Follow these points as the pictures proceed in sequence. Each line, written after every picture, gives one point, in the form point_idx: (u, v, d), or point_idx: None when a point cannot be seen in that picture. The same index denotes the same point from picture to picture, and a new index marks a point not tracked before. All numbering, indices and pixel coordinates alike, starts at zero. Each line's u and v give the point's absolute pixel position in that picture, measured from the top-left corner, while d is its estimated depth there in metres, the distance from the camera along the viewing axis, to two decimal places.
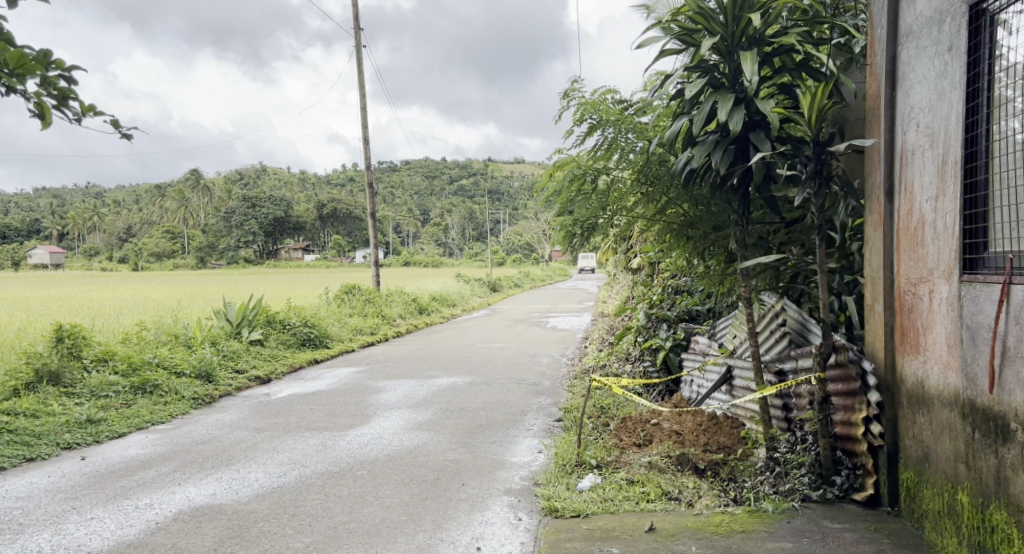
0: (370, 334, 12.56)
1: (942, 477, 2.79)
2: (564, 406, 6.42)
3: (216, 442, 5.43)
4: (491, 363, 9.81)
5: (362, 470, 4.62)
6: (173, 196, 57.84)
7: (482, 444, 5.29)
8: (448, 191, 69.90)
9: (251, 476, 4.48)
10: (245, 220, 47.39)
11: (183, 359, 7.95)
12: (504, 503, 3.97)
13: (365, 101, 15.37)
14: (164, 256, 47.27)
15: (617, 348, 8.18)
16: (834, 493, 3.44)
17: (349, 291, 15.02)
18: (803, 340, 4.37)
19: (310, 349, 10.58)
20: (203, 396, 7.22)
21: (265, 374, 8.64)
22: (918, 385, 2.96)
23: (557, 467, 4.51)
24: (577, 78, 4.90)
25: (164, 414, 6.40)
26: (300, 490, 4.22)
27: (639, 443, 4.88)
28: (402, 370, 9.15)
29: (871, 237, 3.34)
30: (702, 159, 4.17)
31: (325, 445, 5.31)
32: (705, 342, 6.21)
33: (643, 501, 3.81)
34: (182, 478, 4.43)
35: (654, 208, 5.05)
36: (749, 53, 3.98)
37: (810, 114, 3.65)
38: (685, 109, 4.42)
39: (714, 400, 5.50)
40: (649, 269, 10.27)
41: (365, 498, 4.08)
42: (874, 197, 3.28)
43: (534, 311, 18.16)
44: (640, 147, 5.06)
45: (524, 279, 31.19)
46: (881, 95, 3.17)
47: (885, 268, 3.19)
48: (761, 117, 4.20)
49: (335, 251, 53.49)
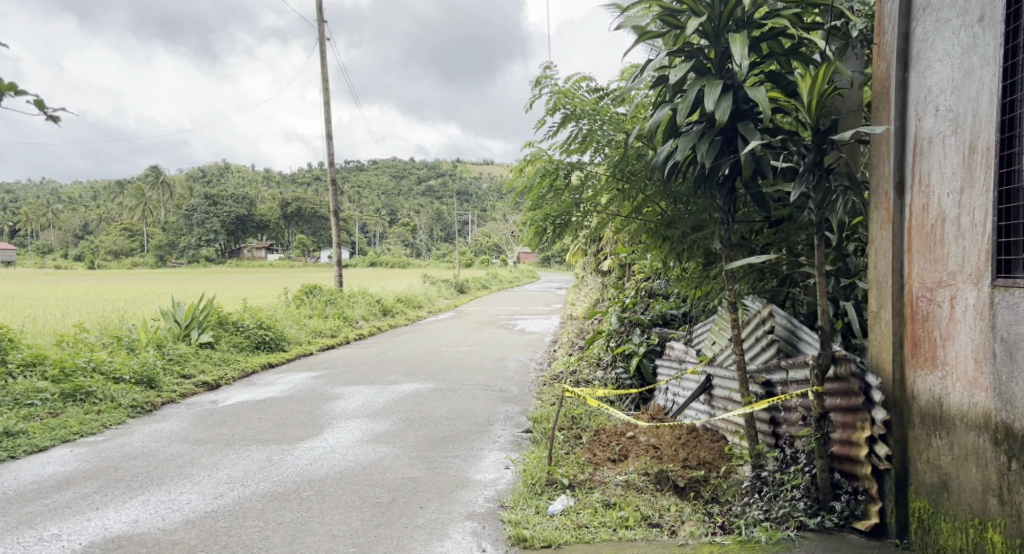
0: (330, 337, 12.02)
1: (966, 509, 2.48)
2: (533, 416, 6.02)
3: (149, 457, 4.90)
4: (457, 367, 9.38)
5: (309, 491, 4.16)
6: (131, 192, 56.03)
7: (444, 460, 4.86)
8: (415, 192, 69.14)
9: (182, 498, 4.00)
10: (206, 218, 46.12)
11: (123, 363, 7.34)
12: (466, 530, 3.57)
13: (327, 94, 14.79)
14: (121, 254, 45.82)
15: (588, 353, 7.85)
16: (833, 521, 3.07)
17: (310, 291, 14.40)
18: (793, 348, 4.02)
19: (264, 352, 10.02)
20: (142, 404, 6.64)
21: (213, 379, 8.07)
22: (933, 403, 2.64)
23: (525, 486, 4.11)
24: (550, 64, 4.58)
25: (95, 424, 5.84)
26: (235, 514, 3.76)
27: (614, 458, 4.53)
28: (362, 375, 8.65)
29: (876, 237, 3.00)
30: (686, 151, 3.82)
31: (270, 461, 4.82)
32: (681, 348, 5.89)
33: (621, 528, 3.43)
34: (103, 501, 3.95)
35: (630, 206, 4.73)
36: (739, 35, 3.64)
37: (809, 99, 3.28)
38: (667, 97, 4.05)
39: (692, 411, 5.17)
40: (620, 271, 9.97)
41: (310, 525, 3.65)
42: (880, 191, 2.96)
43: (502, 313, 17.80)
44: (618, 139, 4.68)
45: (492, 280, 30.75)
46: (891, 76, 2.84)
47: (894, 271, 2.86)
48: (749, 107, 3.87)
49: (299, 252, 52.30)
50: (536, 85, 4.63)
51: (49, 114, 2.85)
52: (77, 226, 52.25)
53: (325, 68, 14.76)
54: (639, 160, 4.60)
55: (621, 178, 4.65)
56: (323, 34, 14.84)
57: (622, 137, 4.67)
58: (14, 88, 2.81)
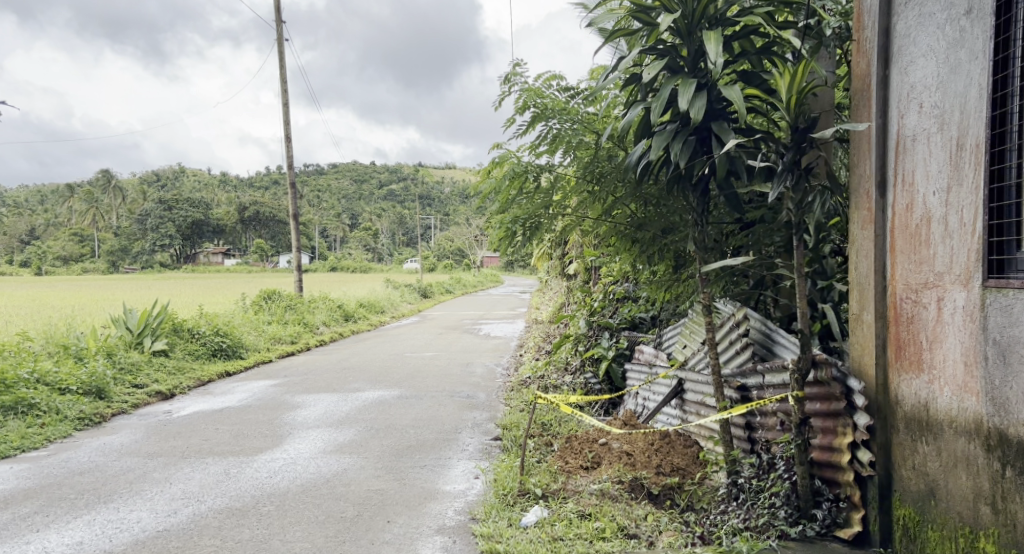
0: (290, 344, 11.70)
1: (955, 519, 2.49)
2: (502, 423, 5.88)
3: (96, 472, 4.62)
4: (422, 373, 9.18)
5: (269, 506, 3.95)
6: (82, 195, 54.27)
7: (411, 470, 4.68)
8: (377, 196, 68.40)
9: (132, 517, 3.76)
10: (160, 222, 44.85)
11: (69, 373, 6.97)
12: (436, 545, 3.43)
13: (287, 95, 14.45)
14: (71, 260, 44.29)
15: (556, 357, 7.75)
16: (815, 529, 3.01)
17: (269, 297, 14.03)
18: (768, 352, 3.97)
19: (221, 360, 9.67)
20: (89, 416, 6.30)
21: (167, 389, 7.73)
22: (919, 407, 2.66)
23: (496, 497, 3.97)
24: (520, 62, 4.55)
25: (38, 439, 5.51)
26: (190, 533, 3.54)
27: (587, 465, 4.42)
28: (324, 383, 8.39)
29: (858, 237, 3.01)
30: (660, 150, 3.73)
31: (227, 474, 4.57)
32: (651, 352, 5.82)
33: (597, 540, 3.32)
34: (43, 522, 3.68)
35: (600, 208, 4.64)
36: (713, 33, 3.56)
37: (788, 97, 3.20)
38: (640, 95, 3.95)
39: (663, 416, 5.10)
40: (586, 274, 9.91)
41: (270, 543, 3.45)
42: (862, 191, 2.97)
43: (467, 318, 17.62)
44: (588, 140, 4.60)
45: (456, 285, 30.53)
46: (873, 72, 2.86)
47: (877, 272, 2.87)
48: (723, 106, 3.80)
49: (258, 257, 51.20)
50: (506, 83, 4.58)
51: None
52: (24, 231, 50.34)
53: (283, 68, 14.42)
54: (610, 160, 4.51)
55: (591, 178, 4.56)
56: (281, 34, 14.51)
57: (592, 138, 4.59)
58: None
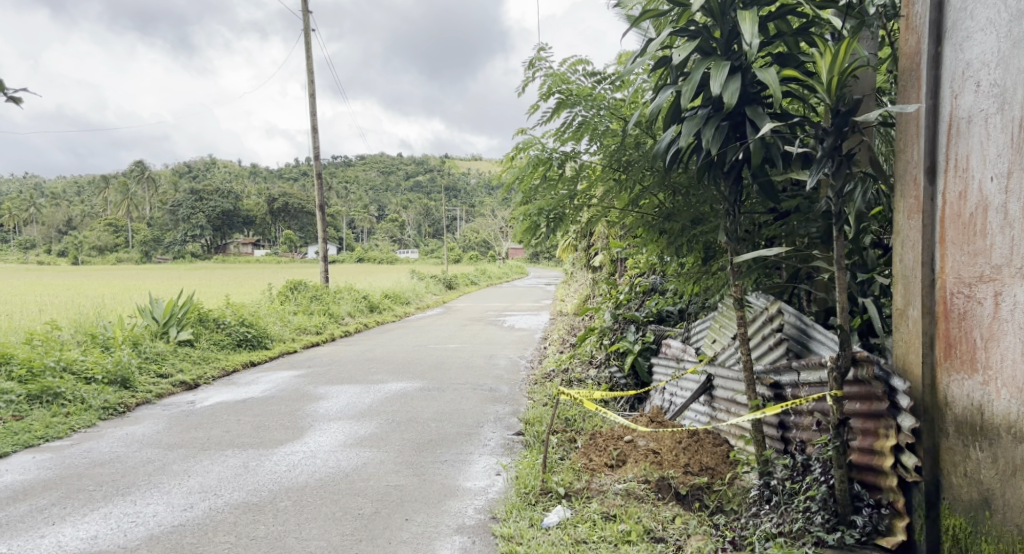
0: (316, 334, 11.70)
1: (1013, 531, 2.45)
2: (525, 417, 5.75)
3: (116, 463, 4.59)
4: (445, 365, 9.10)
5: (286, 501, 3.88)
6: (116, 186, 55.26)
7: (431, 465, 4.58)
8: (403, 188, 68.59)
9: (149, 510, 3.71)
10: (191, 213, 45.46)
11: (95, 361, 7.00)
12: (454, 546, 3.32)
13: (313, 85, 14.42)
14: (106, 250, 45.08)
15: (580, 351, 7.60)
16: (854, 537, 2.81)
17: (295, 287, 14.05)
18: (804, 348, 3.78)
19: (246, 350, 9.68)
20: (114, 406, 6.32)
21: (192, 379, 7.75)
22: (972, 410, 2.54)
23: (518, 496, 3.85)
24: (545, 46, 4.44)
25: (62, 428, 5.52)
26: (205, 529, 3.47)
27: (612, 463, 4.28)
28: (347, 374, 8.34)
29: (902, 228, 2.83)
30: (691, 136, 3.56)
31: (246, 467, 4.52)
32: (679, 346, 5.65)
33: (622, 543, 3.19)
34: (60, 515, 3.65)
35: (627, 198, 4.48)
36: (748, 12, 3.37)
37: (829, 78, 2.96)
38: (670, 79, 3.78)
39: (692, 413, 4.93)
40: (612, 266, 9.73)
41: (286, 540, 3.37)
42: (908, 178, 2.79)
43: (491, 309, 17.52)
44: (615, 127, 4.44)
45: (481, 276, 30.44)
46: (923, 49, 2.68)
47: (924, 265, 2.71)
48: (757, 90, 3.62)
49: (286, 248, 51.66)
50: (530, 67, 4.45)
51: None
52: (61, 221, 51.44)
53: (309, 58, 14.38)
54: (638, 148, 4.35)
55: (617, 166, 4.40)
56: (307, 24, 14.46)
57: (619, 125, 4.42)
58: None
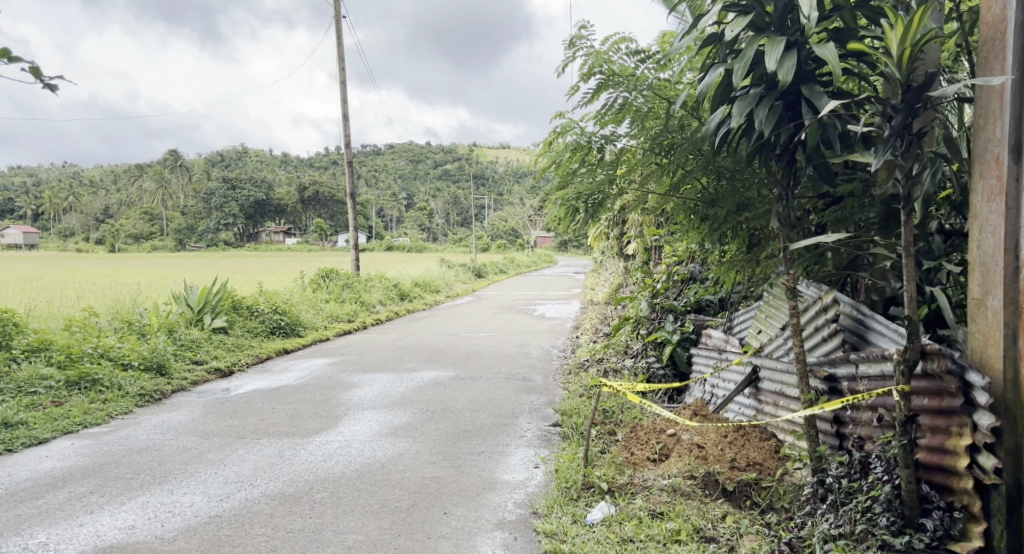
0: (347, 322, 11.69)
1: None
2: (561, 408, 5.63)
3: (153, 451, 4.58)
4: (477, 354, 9.01)
5: (323, 492, 3.81)
6: (151, 175, 56.17)
7: (467, 457, 4.48)
8: (432, 175, 68.59)
9: (185, 500, 3.67)
10: (224, 201, 45.97)
11: (132, 348, 7.03)
12: (496, 542, 3.22)
13: (345, 72, 14.37)
14: (141, 237, 45.81)
15: (615, 340, 7.46)
16: (925, 542, 2.64)
17: (327, 275, 14.09)
18: (861, 340, 3.60)
19: (280, 338, 9.70)
20: (150, 392, 6.34)
21: (226, 366, 7.76)
22: None
23: (559, 491, 3.73)
24: (587, 24, 4.27)
25: (100, 414, 5.53)
26: (241, 520, 3.42)
27: (654, 458, 4.14)
28: (380, 362, 8.31)
29: (980, 212, 2.67)
30: (743, 116, 3.37)
31: (282, 456, 4.47)
32: (721, 336, 5.47)
33: (672, 543, 3.07)
34: (98, 503, 3.63)
35: (669, 182, 4.31)
36: None
37: (900, 51, 2.75)
38: (720, 57, 3.60)
39: (736, 405, 4.76)
40: (645, 255, 9.53)
41: (323, 534, 3.30)
42: (988, 157, 2.63)
43: (522, 297, 17.40)
44: (658, 109, 4.26)
45: (510, 265, 30.33)
46: (1009, 18, 2.53)
47: (1009, 251, 2.56)
48: (813, 68, 3.42)
49: (317, 236, 52.00)
50: (570, 48, 4.30)
51: (45, 83, 2.45)
52: (99, 210, 52.38)
53: (341, 45, 14.31)
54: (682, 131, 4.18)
55: (659, 149, 4.21)
56: (338, 11, 14.39)
57: (662, 107, 4.25)
58: (8, 54, 2.34)
